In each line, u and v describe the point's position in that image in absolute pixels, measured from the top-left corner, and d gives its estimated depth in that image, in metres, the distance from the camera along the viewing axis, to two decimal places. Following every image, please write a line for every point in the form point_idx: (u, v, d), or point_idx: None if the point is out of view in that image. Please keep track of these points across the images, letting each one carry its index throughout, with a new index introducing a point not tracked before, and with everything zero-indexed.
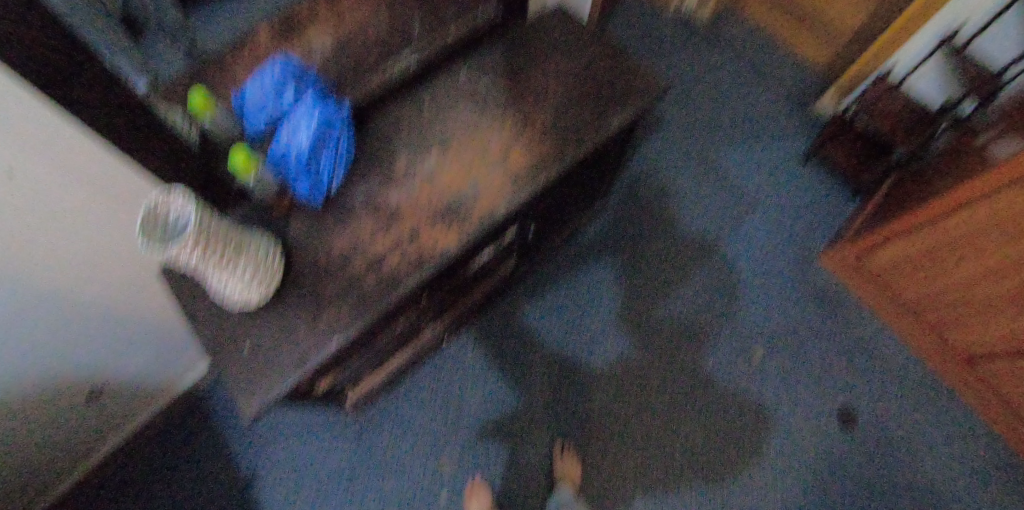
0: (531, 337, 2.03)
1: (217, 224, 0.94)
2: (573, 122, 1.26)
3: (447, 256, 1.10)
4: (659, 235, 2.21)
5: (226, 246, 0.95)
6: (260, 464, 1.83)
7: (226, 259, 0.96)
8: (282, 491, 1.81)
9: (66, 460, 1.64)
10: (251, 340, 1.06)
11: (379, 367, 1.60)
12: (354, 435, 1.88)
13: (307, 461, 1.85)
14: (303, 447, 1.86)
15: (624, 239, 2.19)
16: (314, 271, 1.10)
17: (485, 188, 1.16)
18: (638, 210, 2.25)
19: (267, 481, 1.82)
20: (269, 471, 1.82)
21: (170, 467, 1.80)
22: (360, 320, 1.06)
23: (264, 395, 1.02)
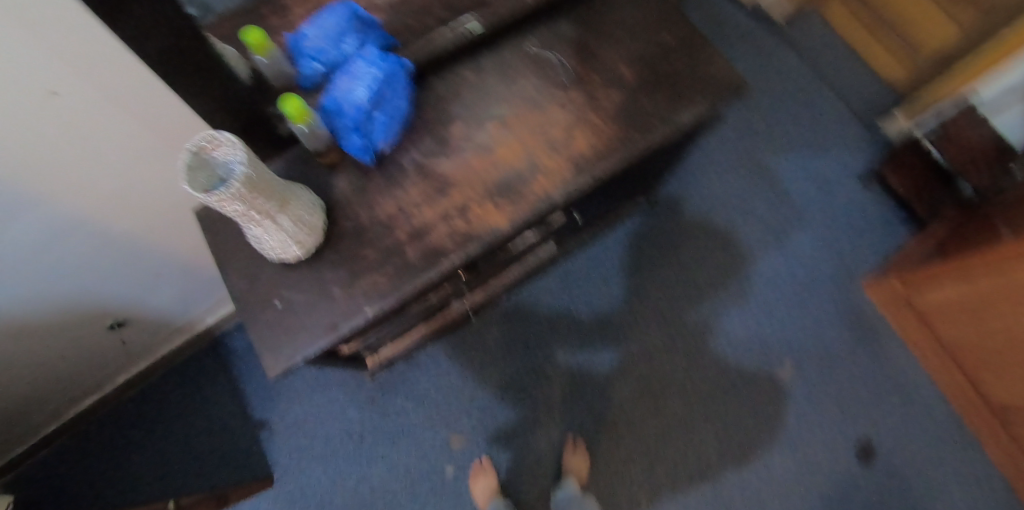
0: (556, 325, 1.98)
1: (264, 174, 0.87)
2: (643, 112, 1.18)
3: (494, 238, 1.05)
4: (702, 237, 2.12)
5: (271, 199, 0.89)
6: (274, 412, 1.85)
7: (269, 212, 0.90)
8: (291, 441, 1.83)
9: (83, 384, 1.65)
10: (284, 297, 1.03)
11: (401, 336, 1.56)
12: (367, 398, 1.87)
13: (319, 417, 1.85)
14: (316, 401, 1.86)
15: (665, 237, 2.11)
16: (355, 234, 1.05)
17: (542, 170, 1.09)
18: (685, 208, 2.15)
19: (278, 429, 1.84)
20: (281, 419, 1.85)
21: (183, 404, 1.83)
22: (397, 292, 1.01)
23: (292, 354, 1.00)
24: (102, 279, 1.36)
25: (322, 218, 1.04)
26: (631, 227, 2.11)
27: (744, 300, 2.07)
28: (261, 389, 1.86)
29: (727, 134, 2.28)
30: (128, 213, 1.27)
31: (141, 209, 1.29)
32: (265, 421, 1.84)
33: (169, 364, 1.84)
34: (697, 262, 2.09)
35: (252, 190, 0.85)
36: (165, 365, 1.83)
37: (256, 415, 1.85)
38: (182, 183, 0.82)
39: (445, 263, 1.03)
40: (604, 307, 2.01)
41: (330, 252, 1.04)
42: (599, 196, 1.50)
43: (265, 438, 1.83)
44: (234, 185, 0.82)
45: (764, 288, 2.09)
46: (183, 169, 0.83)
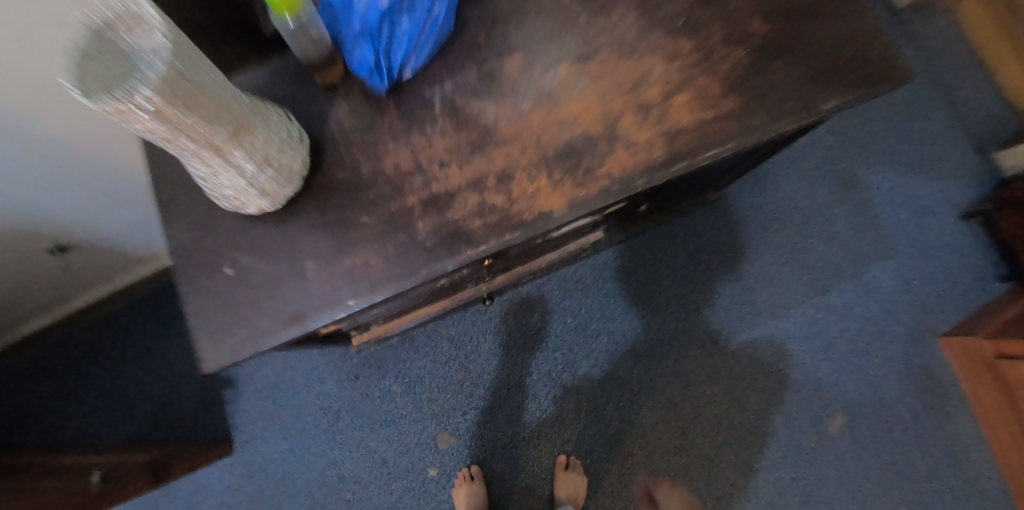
0: (585, 324, 1.66)
1: (202, 80, 0.56)
2: (776, 83, 0.82)
3: (542, 228, 0.73)
4: (770, 248, 1.69)
5: (209, 119, 0.57)
6: (242, 371, 1.59)
7: (205, 139, 0.59)
8: (256, 409, 1.58)
9: (24, 305, 1.42)
10: (240, 262, 0.73)
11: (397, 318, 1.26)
12: (348, 374, 1.60)
13: (292, 386, 1.59)
14: (292, 368, 1.60)
15: (731, 241, 1.68)
16: (348, 189, 0.74)
17: (625, 142, 0.77)
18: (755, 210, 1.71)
19: (244, 392, 1.58)
20: (249, 382, 1.58)
21: (137, 346, 1.57)
22: (394, 283, 0.71)
23: (239, 345, 0.71)
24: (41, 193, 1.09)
25: (303, 159, 0.73)
26: (684, 225, 1.71)
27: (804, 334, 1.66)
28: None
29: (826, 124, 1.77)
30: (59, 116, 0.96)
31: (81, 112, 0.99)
32: (231, 381, 1.59)
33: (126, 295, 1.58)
34: (759, 282, 1.68)
35: (174, 101, 0.53)
36: (126, 295, 1.58)
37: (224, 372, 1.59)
38: (62, 77, 0.46)
39: (468, 253, 0.72)
40: (637, 317, 1.67)
41: (311, 207, 0.74)
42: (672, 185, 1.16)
43: (226, 400, 1.57)
44: (146, 92, 0.51)
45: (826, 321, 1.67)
46: (63, 53, 0.47)
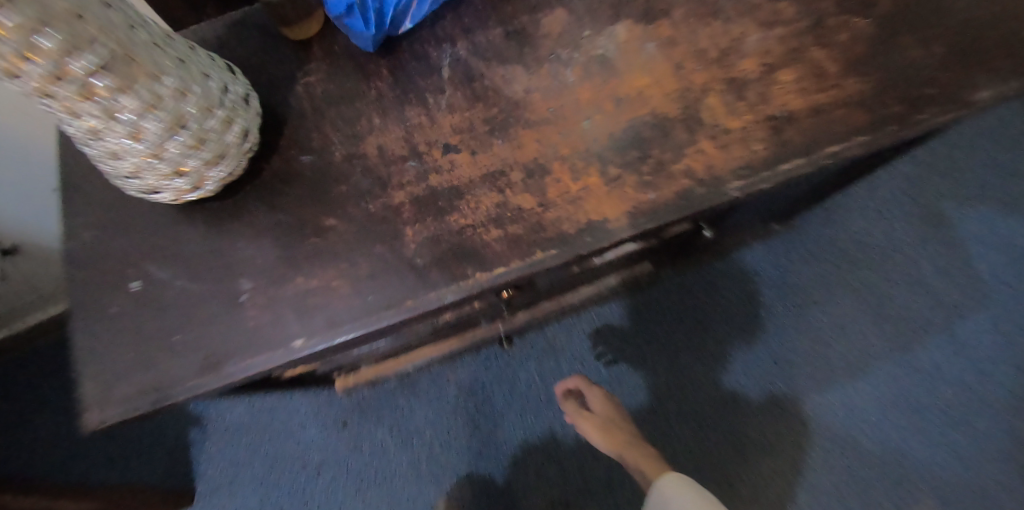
0: (671, 365, 1.04)
1: None
2: (919, 59, 0.58)
3: (591, 245, 0.50)
4: (906, 263, 1.10)
5: (72, 42, 0.36)
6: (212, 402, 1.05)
7: (66, 70, 0.36)
8: (221, 461, 1.02)
9: None
10: (151, 275, 0.50)
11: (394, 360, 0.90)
12: (335, 420, 1.04)
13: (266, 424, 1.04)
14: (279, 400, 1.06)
15: (859, 249, 1.11)
16: (312, 179, 0.52)
17: (711, 130, 0.53)
18: (836, 235, 1.12)
19: (213, 432, 1.03)
20: (218, 421, 1.04)
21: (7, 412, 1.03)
22: (363, 318, 0.48)
23: (128, 397, 0.47)
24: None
25: (250, 132, 0.50)
26: (761, 252, 1.11)
27: (937, 438, 0.98)
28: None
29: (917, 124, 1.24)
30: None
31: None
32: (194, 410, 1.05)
33: (5, 349, 1.05)
34: (878, 338, 1.04)
35: None
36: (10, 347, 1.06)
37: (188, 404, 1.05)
38: None
39: (476, 278, 0.49)
40: (695, 383, 1.03)
41: (259, 203, 0.51)
42: (768, 202, 0.84)
43: (188, 443, 1.02)
44: None
45: (936, 359, 1.03)
46: None
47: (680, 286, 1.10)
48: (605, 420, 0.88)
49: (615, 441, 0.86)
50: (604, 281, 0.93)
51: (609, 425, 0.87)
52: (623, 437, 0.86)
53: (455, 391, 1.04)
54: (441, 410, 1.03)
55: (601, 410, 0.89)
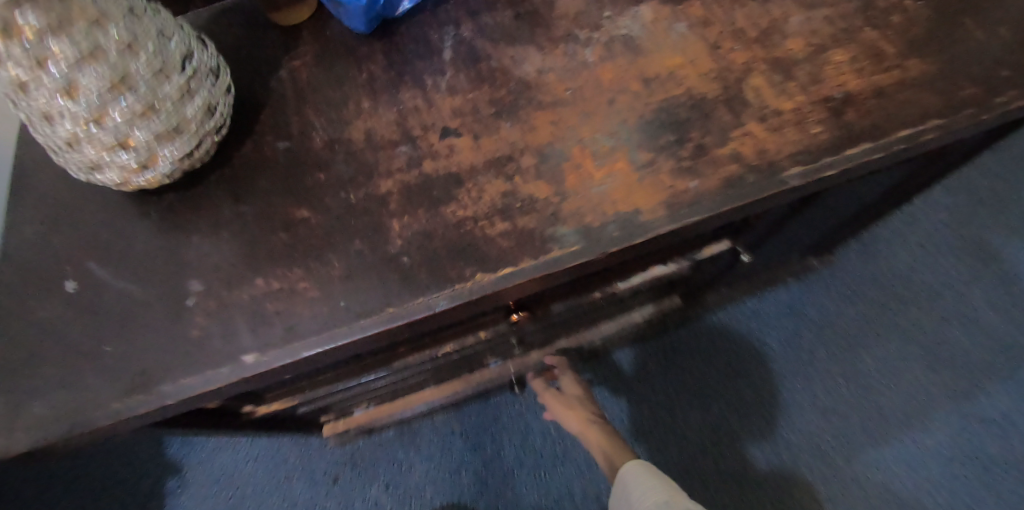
0: (694, 406, 0.97)
1: None
2: (996, 37, 0.50)
3: (621, 240, 0.41)
4: (954, 304, 1.00)
5: None
6: (194, 450, 0.93)
7: None
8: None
9: None
10: (90, 273, 0.42)
11: (389, 405, 0.79)
12: (326, 474, 0.91)
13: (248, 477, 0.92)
14: (267, 451, 0.93)
15: (901, 287, 1.02)
16: (287, 167, 0.44)
17: (758, 112, 0.46)
18: (876, 272, 1.04)
19: (190, 484, 0.91)
20: (198, 472, 0.92)
21: None
22: (331, 325, 0.39)
23: (38, 423, 0.38)
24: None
25: (215, 108, 0.42)
26: (793, 290, 1.03)
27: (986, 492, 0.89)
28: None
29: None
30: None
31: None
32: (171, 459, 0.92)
33: None
34: (934, 387, 0.95)
35: None
36: None
37: (167, 451, 0.93)
38: None
39: (475, 279, 0.40)
40: (736, 438, 0.94)
41: (223, 194, 0.44)
42: (814, 225, 0.75)
43: (161, 497, 0.90)
44: None
45: (987, 406, 0.94)
46: None
47: (709, 327, 1.01)
48: (572, 397, 0.80)
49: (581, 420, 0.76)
50: (627, 317, 0.83)
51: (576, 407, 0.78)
52: (589, 419, 0.76)
53: (461, 443, 0.93)
54: (444, 467, 0.92)
55: (570, 390, 0.80)
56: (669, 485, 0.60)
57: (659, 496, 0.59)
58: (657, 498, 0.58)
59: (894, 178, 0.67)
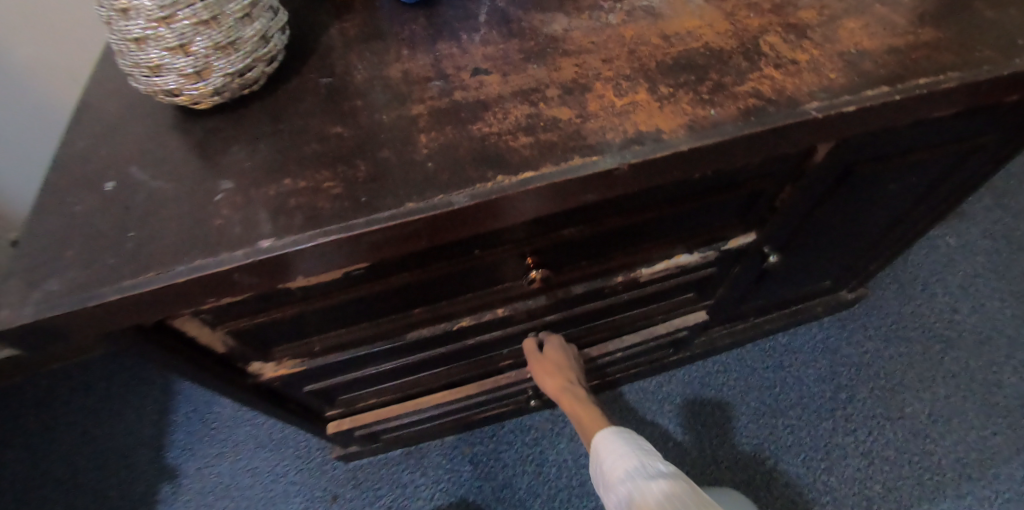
0: (725, 443, 0.90)
1: None
2: (1011, 11, 0.52)
3: (642, 154, 0.42)
4: (1002, 348, 0.95)
5: None
6: (194, 458, 0.95)
7: None
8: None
9: None
10: (129, 176, 0.45)
11: (401, 403, 0.76)
12: (323, 491, 0.90)
13: (243, 490, 0.92)
14: (264, 464, 0.94)
15: (945, 328, 0.98)
16: (327, 96, 0.48)
17: (775, 61, 0.48)
18: (916, 313, 1.00)
19: (186, 491, 0.92)
20: (195, 479, 0.93)
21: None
22: (347, 216, 0.40)
23: (57, 293, 0.40)
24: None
25: (270, 37, 0.47)
26: (828, 327, 0.99)
27: None
28: (180, 420, 0.99)
29: (990, 198, 1.11)
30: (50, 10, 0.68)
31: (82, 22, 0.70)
32: (172, 465, 0.95)
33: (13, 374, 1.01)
34: (991, 436, 0.88)
35: None
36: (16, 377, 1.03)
37: (167, 456, 0.96)
38: None
39: (494, 182, 0.41)
40: (774, 482, 0.86)
41: (265, 117, 0.47)
42: (844, 234, 0.74)
43: (154, 501, 0.92)
44: None
45: None
46: None
47: (740, 361, 0.97)
48: (551, 366, 0.68)
49: (556, 386, 0.68)
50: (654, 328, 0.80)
51: (553, 372, 0.68)
52: (565, 386, 0.67)
53: (469, 467, 0.90)
54: (450, 491, 0.89)
55: (551, 354, 0.69)
56: (641, 450, 0.57)
57: (630, 465, 0.56)
58: (627, 467, 0.56)
59: (926, 176, 0.67)
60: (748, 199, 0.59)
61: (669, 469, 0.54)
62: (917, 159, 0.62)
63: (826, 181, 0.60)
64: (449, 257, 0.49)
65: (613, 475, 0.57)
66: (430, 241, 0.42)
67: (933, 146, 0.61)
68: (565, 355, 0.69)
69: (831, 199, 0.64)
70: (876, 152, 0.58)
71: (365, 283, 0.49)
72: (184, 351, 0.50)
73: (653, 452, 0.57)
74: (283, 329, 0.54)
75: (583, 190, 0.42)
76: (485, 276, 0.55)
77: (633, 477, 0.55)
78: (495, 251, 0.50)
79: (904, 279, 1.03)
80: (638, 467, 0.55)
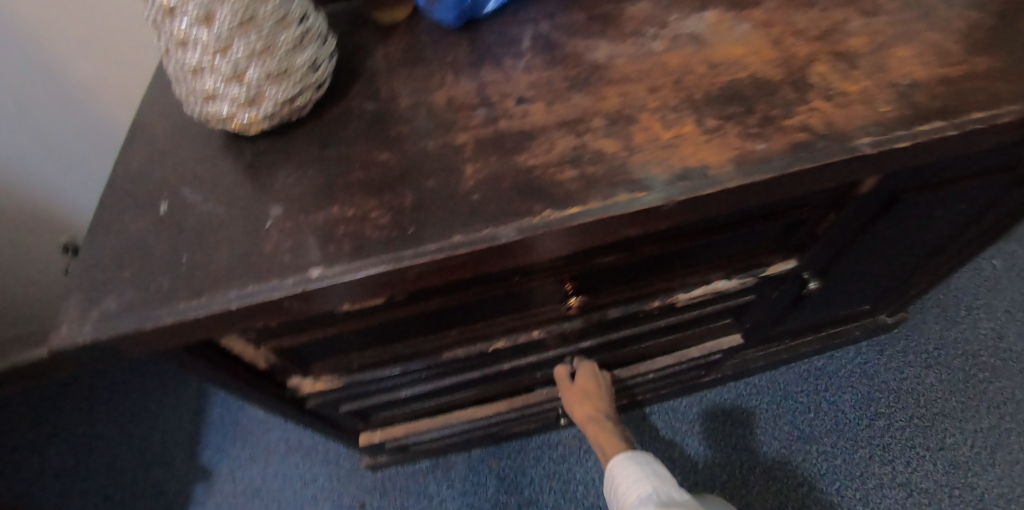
0: (757, 467, 0.89)
1: None
2: None
3: (689, 188, 0.41)
4: None
5: None
6: (226, 461, 0.97)
7: None
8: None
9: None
10: (182, 197, 0.47)
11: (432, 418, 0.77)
12: (351, 499, 0.92)
13: (273, 494, 0.94)
14: (293, 469, 0.95)
15: (989, 356, 0.95)
16: (372, 122, 0.49)
17: (824, 92, 0.47)
18: (958, 338, 0.97)
19: (218, 492, 0.95)
20: (226, 481, 0.95)
21: (40, 437, 1.01)
22: (394, 246, 0.41)
23: (114, 313, 0.41)
24: (40, 148, 0.77)
25: (320, 64, 0.48)
26: (866, 350, 0.97)
27: None
28: (215, 422, 1.01)
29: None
30: (113, 32, 0.70)
31: (143, 42, 0.73)
32: (206, 467, 0.97)
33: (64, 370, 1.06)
34: None
35: None
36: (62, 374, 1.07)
37: (201, 457, 0.98)
38: None
39: (540, 216, 0.41)
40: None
41: (314, 141, 0.48)
42: (888, 259, 0.73)
43: (188, 500, 0.94)
44: None
45: None
46: None
47: (772, 383, 0.95)
48: (581, 394, 0.70)
49: (583, 414, 0.70)
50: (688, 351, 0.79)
51: (582, 401, 0.70)
52: (592, 414, 0.70)
53: (496, 482, 0.91)
54: (476, 505, 0.89)
55: (583, 381, 0.71)
56: (657, 477, 0.58)
57: (644, 490, 0.57)
58: (641, 492, 0.57)
59: (978, 203, 0.65)
60: (790, 226, 0.58)
61: (682, 498, 0.56)
62: (969, 186, 0.60)
63: (871, 209, 0.59)
64: (488, 284, 0.49)
65: (628, 499, 0.58)
66: (475, 272, 0.43)
67: (985, 175, 0.59)
68: (596, 383, 0.71)
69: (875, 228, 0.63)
70: (926, 180, 0.57)
71: (404, 307, 0.50)
72: (226, 366, 0.52)
73: (669, 479, 0.58)
74: (323, 347, 0.54)
75: (627, 225, 0.42)
76: (523, 300, 0.55)
77: (646, 503, 0.56)
78: (534, 277, 0.50)
79: (947, 302, 1.00)
80: (651, 493, 0.56)
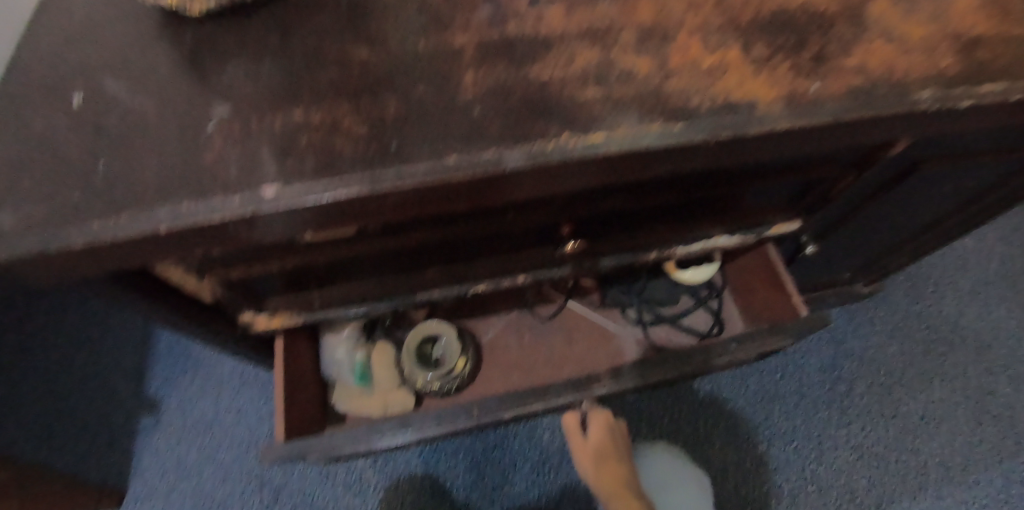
0: (723, 423, 0.89)
1: None
2: None
3: (728, 126, 0.35)
4: (1000, 354, 0.94)
5: None
6: (175, 391, 0.90)
7: None
8: (167, 458, 0.85)
9: None
10: (106, 85, 0.37)
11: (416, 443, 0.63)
12: None
13: (222, 427, 0.87)
14: (248, 402, 0.88)
15: (949, 330, 0.96)
16: (350, 12, 0.40)
17: (883, 32, 0.41)
18: (923, 311, 0.97)
19: (167, 424, 0.87)
20: (176, 413, 0.88)
21: None
22: (372, 169, 0.33)
23: (7, 229, 0.32)
24: None
25: None
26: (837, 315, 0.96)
27: None
28: (159, 351, 0.93)
29: None
30: None
31: None
32: (155, 396, 0.89)
33: None
34: (978, 444, 0.88)
35: None
36: None
37: (148, 387, 0.90)
38: None
39: (556, 140, 0.34)
40: (763, 467, 0.86)
41: (278, 28, 0.39)
42: (885, 229, 0.69)
43: (133, 431, 0.87)
44: None
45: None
46: None
47: None
48: (595, 451, 0.61)
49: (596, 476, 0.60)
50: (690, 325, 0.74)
51: (595, 458, 0.60)
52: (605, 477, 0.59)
53: None
54: (438, 446, 0.85)
55: (593, 436, 0.61)
56: None
57: None
58: None
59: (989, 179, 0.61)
60: (807, 182, 0.53)
61: None
62: (992, 161, 0.56)
63: (888, 173, 0.55)
64: (479, 219, 0.42)
65: None
66: (473, 204, 0.36)
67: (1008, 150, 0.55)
68: (611, 439, 0.61)
69: (884, 195, 0.59)
70: (953, 149, 0.52)
71: (378, 238, 0.43)
72: (162, 295, 0.44)
73: None
74: (278, 279, 0.47)
75: (652, 162, 0.36)
76: (512, 240, 0.49)
77: None
78: (528, 215, 0.44)
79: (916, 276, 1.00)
80: None
